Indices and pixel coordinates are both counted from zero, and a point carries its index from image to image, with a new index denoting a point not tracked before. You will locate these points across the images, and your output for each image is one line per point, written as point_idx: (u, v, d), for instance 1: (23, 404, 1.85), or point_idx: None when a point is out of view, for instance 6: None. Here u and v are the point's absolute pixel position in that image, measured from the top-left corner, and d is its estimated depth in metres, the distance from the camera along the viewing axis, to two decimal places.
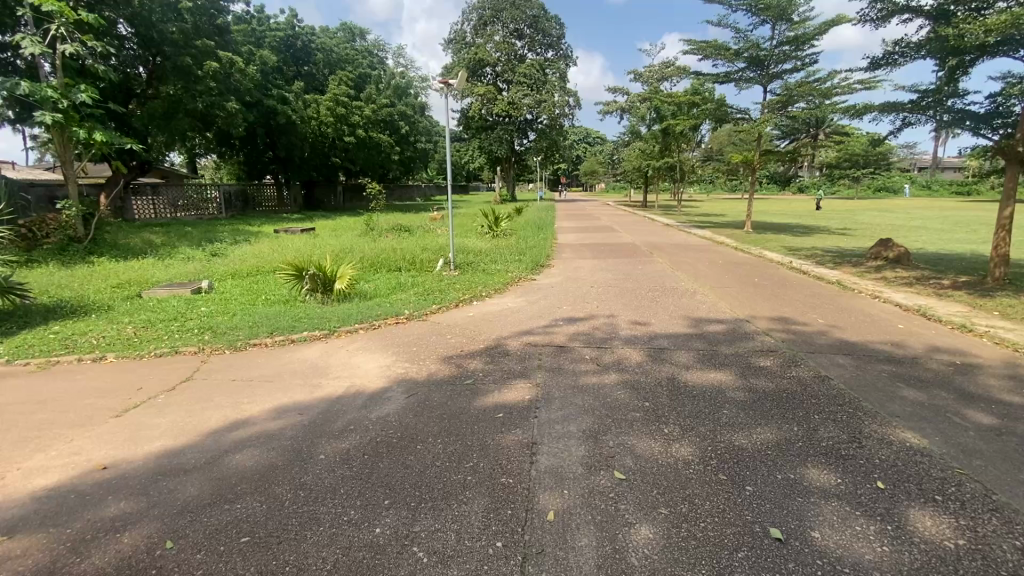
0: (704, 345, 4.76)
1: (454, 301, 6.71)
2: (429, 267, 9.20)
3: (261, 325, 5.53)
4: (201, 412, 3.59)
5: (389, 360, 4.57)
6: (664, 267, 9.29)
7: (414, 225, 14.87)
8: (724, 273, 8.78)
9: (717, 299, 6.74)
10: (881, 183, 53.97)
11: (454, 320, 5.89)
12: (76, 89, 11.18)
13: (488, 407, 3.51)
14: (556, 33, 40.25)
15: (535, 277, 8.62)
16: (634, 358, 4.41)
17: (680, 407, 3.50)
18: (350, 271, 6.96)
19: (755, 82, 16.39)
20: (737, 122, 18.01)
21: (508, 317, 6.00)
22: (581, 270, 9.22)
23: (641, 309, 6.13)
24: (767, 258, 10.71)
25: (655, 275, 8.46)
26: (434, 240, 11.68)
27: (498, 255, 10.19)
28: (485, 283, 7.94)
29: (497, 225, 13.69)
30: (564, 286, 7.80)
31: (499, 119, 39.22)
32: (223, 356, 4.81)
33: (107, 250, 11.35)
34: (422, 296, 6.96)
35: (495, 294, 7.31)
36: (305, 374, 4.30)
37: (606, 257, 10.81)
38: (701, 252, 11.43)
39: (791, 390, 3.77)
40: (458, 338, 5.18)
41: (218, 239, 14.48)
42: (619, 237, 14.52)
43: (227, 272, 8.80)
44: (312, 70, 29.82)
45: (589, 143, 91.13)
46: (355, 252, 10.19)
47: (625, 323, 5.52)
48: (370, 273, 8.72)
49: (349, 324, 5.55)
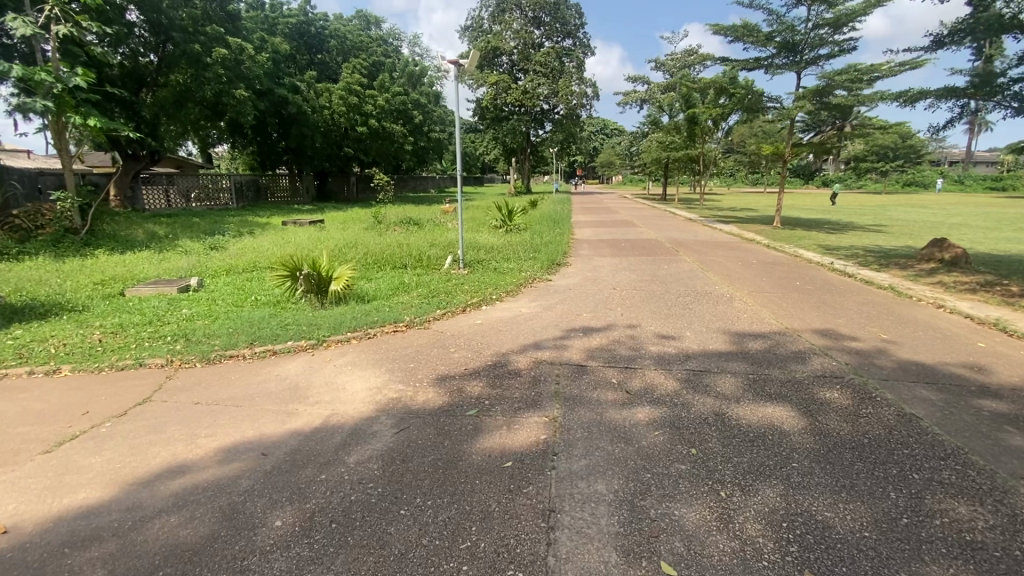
0: (750, 369, 4.01)
1: (461, 305, 6.02)
2: (437, 265, 8.54)
3: (243, 332, 4.90)
4: (144, 451, 2.97)
5: (380, 380, 3.90)
6: (691, 267, 8.50)
7: (424, 218, 14.23)
8: (760, 275, 7.96)
9: (755, 308, 5.95)
10: (910, 177, 52.00)
11: (460, 329, 5.21)
12: (70, 73, 10.76)
13: (493, 454, 2.82)
14: (576, 21, 39.13)
15: (551, 277, 7.93)
16: (671, 385, 3.69)
17: (739, 459, 2.77)
18: (349, 270, 6.30)
19: (788, 68, 15.33)
20: (767, 111, 16.96)
21: (519, 326, 5.29)
22: (601, 269, 8.51)
23: (671, 319, 5.38)
24: (804, 259, 9.82)
25: (683, 276, 7.68)
26: (444, 234, 11.01)
27: (512, 251, 9.47)
28: (497, 284, 7.22)
29: (511, 219, 12.97)
30: (582, 289, 7.08)
31: (514, 109, 38.31)
32: (192, 370, 4.19)
33: (104, 242, 10.92)
34: (428, 299, 6.27)
35: (507, 297, 6.62)
36: (281, 397, 3.67)
37: (627, 254, 10.05)
38: (730, 251, 10.57)
39: (874, 437, 3.00)
40: (460, 351, 4.50)
41: (223, 232, 14.00)
42: (640, 233, 13.69)
43: (222, 268, 8.24)
44: (325, 58, 29.24)
45: (607, 135, 89.65)
46: (360, 247, 9.56)
47: (654, 338, 4.77)
48: (373, 271, 8.07)
49: (341, 332, 4.89)
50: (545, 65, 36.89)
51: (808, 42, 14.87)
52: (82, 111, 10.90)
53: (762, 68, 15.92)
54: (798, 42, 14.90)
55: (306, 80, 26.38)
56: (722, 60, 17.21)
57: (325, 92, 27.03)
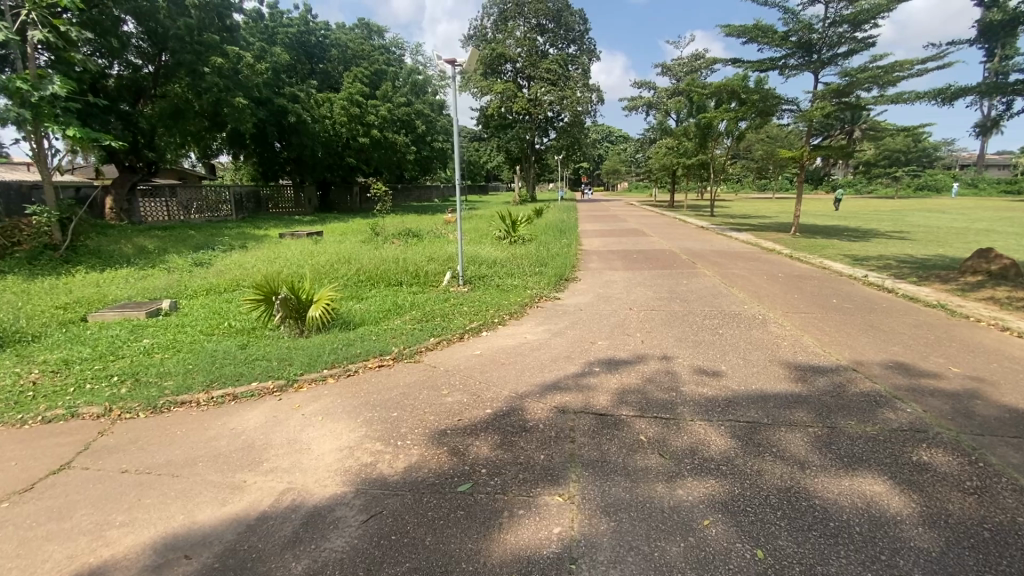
0: (812, 420, 3.25)
1: (458, 331, 5.31)
2: (434, 282, 7.85)
3: (202, 369, 4.20)
4: (35, 552, 2.27)
5: (356, 437, 3.18)
6: (714, 283, 7.72)
7: (424, 229, 13.57)
8: (792, 291, 7.19)
9: (796, 333, 5.18)
10: (922, 181, 50.91)
11: (456, 362, 4.49)
12: (49, 80, 10.24)
13: (492, 561, 2.09)
14: (580, 28, 38.70)
15: (559, 294, 7.23)
16: (719, 445, 2.95)
17: (826, 569, 2.02)
18: (332, 293, 5.61)
19: (804, 69, 14.63)
20: (783, 114, 16.22)
21: (524, 358, 4.54)
22: (614, 285, 7.78)
23: (703, 350, 4.62)
24: (832, 271, 9.04)
25: (706, 294, 6.94)
26: (443, 247, 10.32)
27: (516, 266, 8.75)
28: (500, 304, 6.50)
29: (516, 230, 12.27)
30: (594, 309, 6.33)
31: (519, 117, 37.73)
32: (129, 424, 3.47)
33: (88, 258, 10.35)
34: (420, 323, 5.58)
35: (512, 319, 5.90)
36: (232, 461, 2.97)
37: (641, 267, 9.29)
38: (751, 263, 9.80)
39: (1003, 530, 2.25)
40: (455, 395, 3.76)
41: (216, 245, 13.40)
42: (652, 244, 12.94)
43: (200, 288, 7.58)
44: (327, 67, 28.84)
45: (612, 142, 89.23)
46: (352, 263, 8.87)
47: (687, 375, 4.01)
48: (364, 291, 7.39)
49: (316, 369, 4.18)
50: (550, 73, 36.45)
51: (825, 42, 14.21)
52: (62, 120, 10.39)
53: (777, 69, 15.23)
54: (815, 41, 14.24)
55: (306, 90, 25.94)
56: (734, 61, 16.55)
57: (326, 103, 26.60)
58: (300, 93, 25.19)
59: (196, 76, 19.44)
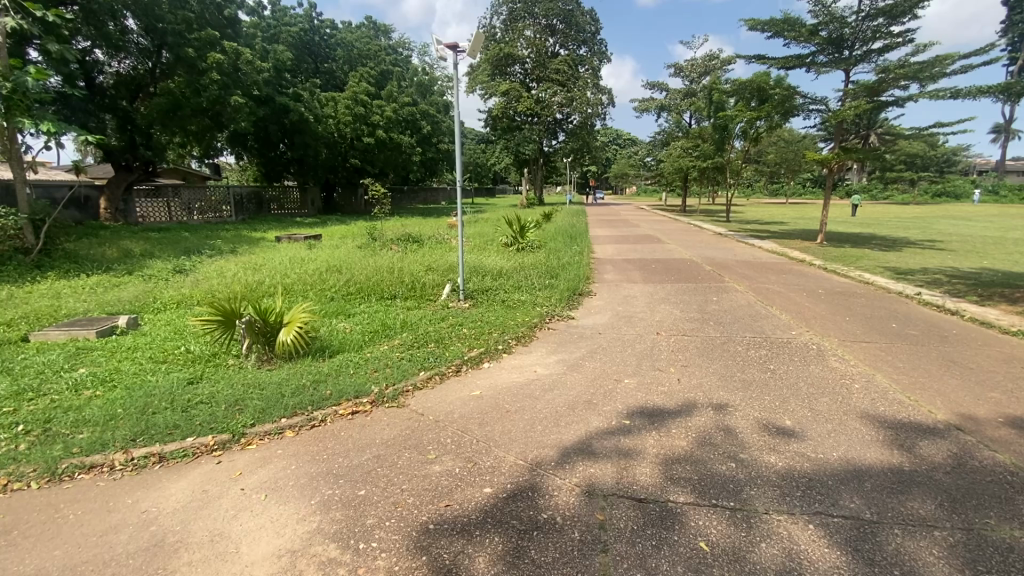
0: (937, 521, 2.34)
1: (454, 362, 4.43)
2: (432, 296, 7.00)
3: (129, 416, 3.33)
4: None
5: (305, 534, 2.31)
6: (747, 300, 6.81)
7: (426, 234, 12.72)
8: (841, 312, 6.26)
9: (865, 371, 4.27)
10: (940, 187, 49.44)
11: (448, 406, 3.61)
12: (23, 72, 9.53)
13: None
14: (591, 28, 37.82)
15: (574, 311, 6.37)
16: (817, 568, 2.06)
17: None
18: (307, 313, 4.76)
19: (834, 67, 13.78)
20: (808, 115, 15.29)
21: (535, 402, 3.65)
22: (635, 301, 6.90)
23: (759, 399, 3.71)
24: (877, 286, 8.08)
25: (744, 315, 6.03)
26: (444, 255, 9.46)
27: (524, 278, 7.86)
28: (504, 324, 5.62)
29: (523, 235, 11.39)
30: (615, 332, 5.43)
31: (527, 119, 36.94)
32: (10, 503, 2.61)
33: (64, 263, 9.60)
34: (411, 349, 4.74)
35: (519, 345, 5.02)
36: (124, 573, 2.11)
37: (663, 280, 8.39)
38: (784, 276, 8.88)
39: None
40: (446, 461, 2.88)
41: (206, 249, 12.67)
42: (669, 252, 12.02)
43: (169, 301, 6.75)
44: (332, 66, 28.16)
45: (621, 144, 88.30)
46: (342, 273, 8.01)
47: (746, 438, 3.10)
48: (352, 306, 6.54)
49: (272, 418, 3.33)
50: (559, 73, 35.64)
51: (857, 37, 13.36)
52: (37, 114, 9.64)
53: (804, 66, 14.46)
54: (846, 36, 13.40)
55: (309, 88, 25.19)
56: (757, 58, 15.66)
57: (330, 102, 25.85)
58: (303, 92, 24.43)
59: (194, 72, 18.70)
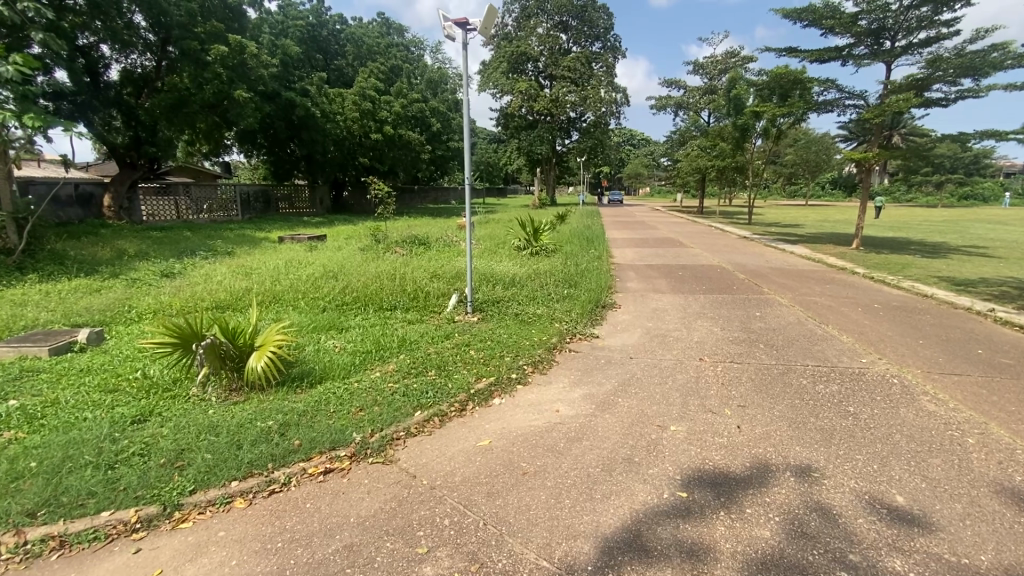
0: None
1: (459, 396, 3.64)
2: (437, 307, 6.25)
3: (39, 475, 2.60)
4: None
5: None
6: (796, 317, 5.94)
7: (433, 236, 12.00)
8: (909, 332, 5.41)
9: (972, 417, 3.41)
10: (967, 189, 47.86)
11: (447, 464, 2.82)
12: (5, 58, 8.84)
13: None
14: (605, 24, 36.69)
15: (599, 327, 5.58)
16: None
17: None
18: (283, 334, 4.00)
19: (873, 59, 12.83)
20: (843, 111, 14.30)
21: (561, 459, 2.85)
22: (667, 315, 6.09)
23: (851, 462, 2.86)
24: (937, 299, 7.21)
25: (798, 336, 5.19)
26: (451, 260, 8.71)
27: (539, 286, 7.08)
28: (517, 345, 4.80)
29: (538, 238, 10.58)
30: (650, 357, 4.59)
31: (540, 118, 36.16)
32: None
33: (48, 265, 8.99)
34: (408, 377, 3.96)
35: (536, 373, 4.20)
36: None
37: (695, 289, 7.57)
38: (828, 286, 8.01)
39: None
40: (442, 558, 2.09)
41: (203, 250, 12.04)
42: (694, 257, 11.16)
43: (145, 310, 6.06)
44: (341, 63, 27.59)
45: (634, 144, 86.97)
46: (339, 280, 7.28)
47: (852, 529, 2.27)
48: (347, 320, 5.81)
49: (219, 480, 2.58)
50: (572, 71, 34.62)
51: (900, 27, 12.41)
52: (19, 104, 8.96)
53: (840, 58, 13.54)
54: (887, 26, 12.48)
55: (316, 83, 24.52)
56: (787, 50, 14.69)
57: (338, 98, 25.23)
58: (310, 88, 23.81)
59: (199, 65, 18.15)
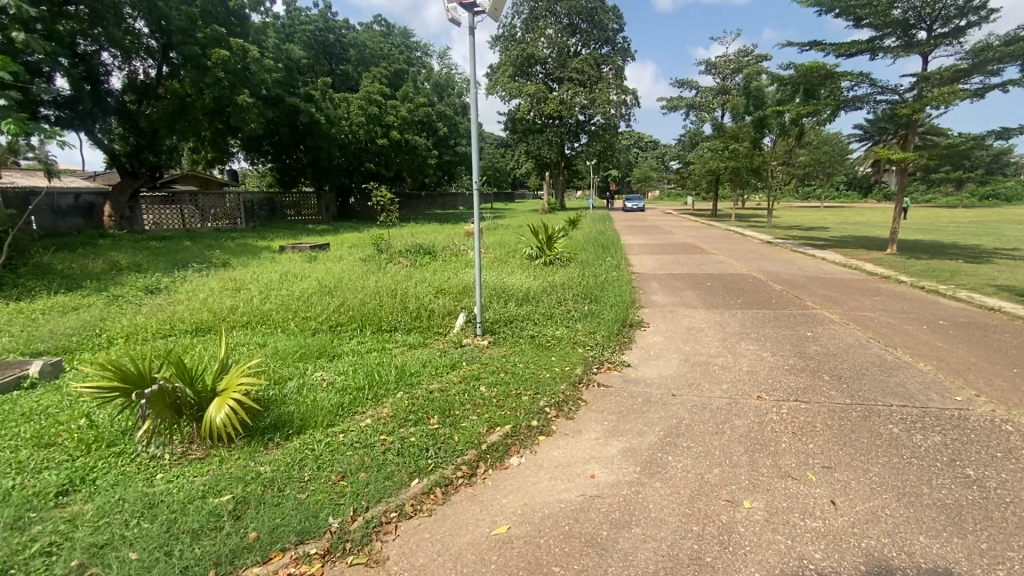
0: None
1: (465, 455, 2.89)
2: (441, 330, 5.53)
3: None
4: None
5: None
6: (855, 338, 5.18)
7: (441, 245, 11.37)
8: (997, 358, 4.61)
9: None
10: (988, 189, 46.47)
11: (451, 569, 2.08)
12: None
13: None
14: (615, 26, 35.89)
15: (629, 351, 4.87)
16: None
17: None
18: (251, 373, 3.30)
19: (908, 52, 12.01)
20: (875, 106, 13.41)
21: (608, 563, 2.09)
22: (705, 335, 5.35)
23: (1005, 565, 2.07)
24: (1006, 313, 6.40)
25: (866, 365, 4.43)
26: (458, 273, 8.02)
27: (556, 302, 6.39)
28: (536, 378, 4.05)
29: (551, 246, 9.89)
30: (695, 394, 3.82)
31: (549, 121, 35.55)
32: None
33: (30, 280, 8.41)
34: (404, 427, 3.23)
35: (561, 419, 3.43)
36: None
37: (729, 303, 6.84)
38: (877, 298, 7.23)
39: None
40: None
41: (199, 261, 11.47)
42: (720, 265, 10.38)
43: (117, 334, 5.43)
44: (347, 68, 27.15)
45: (643, 148, 86.21)
46: (335, 296, 6.60)
47: None
48: (339, 345, 5.11)
49: None
50: (581, 74, 33.88)
51: (935, 17, 11.59)
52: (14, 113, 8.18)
53: (870, 52, 12.72)
54: (919, 16, 11.68)
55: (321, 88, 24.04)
56: (812, 45, 13.85)
57: (343, 103, 24.72)
58: (315, 92, 23.35)
59: (200, 71, 17.71)
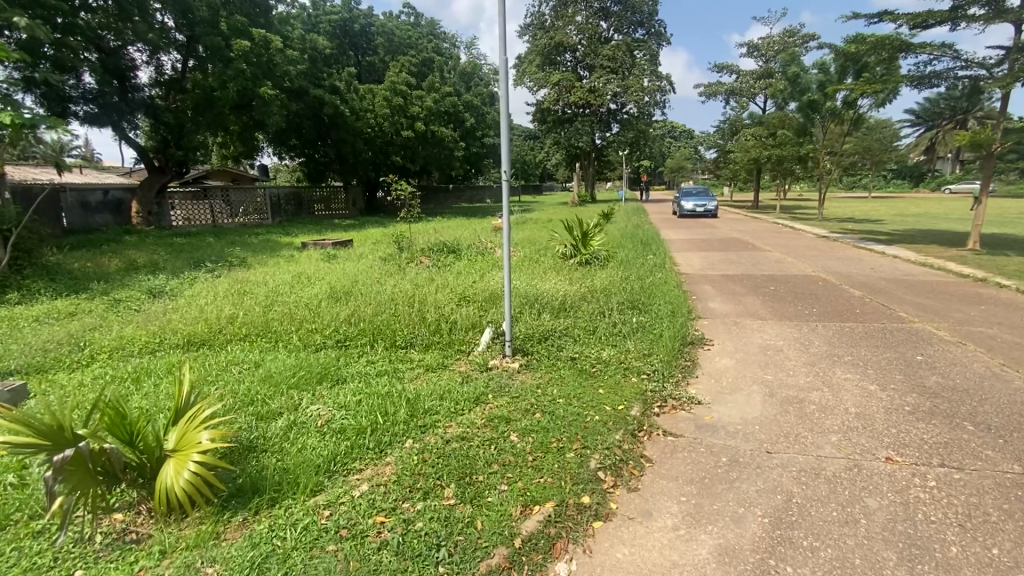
0: None
1: (489, 561, 2.03)
2: (463, 347, 4.68)
3: None
4: None
5: None
6: (983, 365, 4.10)
7: (466, 243, 10.57)
8: None
9: None
10: None
11: None
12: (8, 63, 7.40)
13: None
14: (650, 9, 34.08)
15: (696, 381, 3.92)
16: None
17: None
18: (213, 422, 2.52)
19: (998, 20, 10.44)
20: (954, 84, 11.84)
21: None
22: (787, 359, 4.35)
23: None
24: None
25: (1013, 406, 3.38)
26: (484, 276, 7.18)
27: (599, 311, 5.48)
28: (585, 421, 3.16)
29: (587, 243, 9.01)
30: (798, 452, 2.85)
31: (578, 111, 34.56)
32: None
33: (34, 282, 7.93)
34: (409, 501, 2.40)
35: (622, 491, 2.54)
36: None
37: (804, 313, 5.80)
38: (983, 307, 6.04)
39: None
40: None
41: (214, 260, 10.93)
42: (779, 263, 9.24)
43: (99, 349, 4.79)
44: (372, 59, 26.52)
45: (675, 137, 83.18)
46: (345, 304, 5.83)
47: None
48: (344, 365, 4.32)
49: None
50: (613, 60, 32.40)
51: None
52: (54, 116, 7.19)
53: (951, 21, 11.16)
54: None
55: (346, 79, 23.43)
56: (881, 15, 12.31)
57: (368, 94, 24.13)
58: (339, 84, 22.78)
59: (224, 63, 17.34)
